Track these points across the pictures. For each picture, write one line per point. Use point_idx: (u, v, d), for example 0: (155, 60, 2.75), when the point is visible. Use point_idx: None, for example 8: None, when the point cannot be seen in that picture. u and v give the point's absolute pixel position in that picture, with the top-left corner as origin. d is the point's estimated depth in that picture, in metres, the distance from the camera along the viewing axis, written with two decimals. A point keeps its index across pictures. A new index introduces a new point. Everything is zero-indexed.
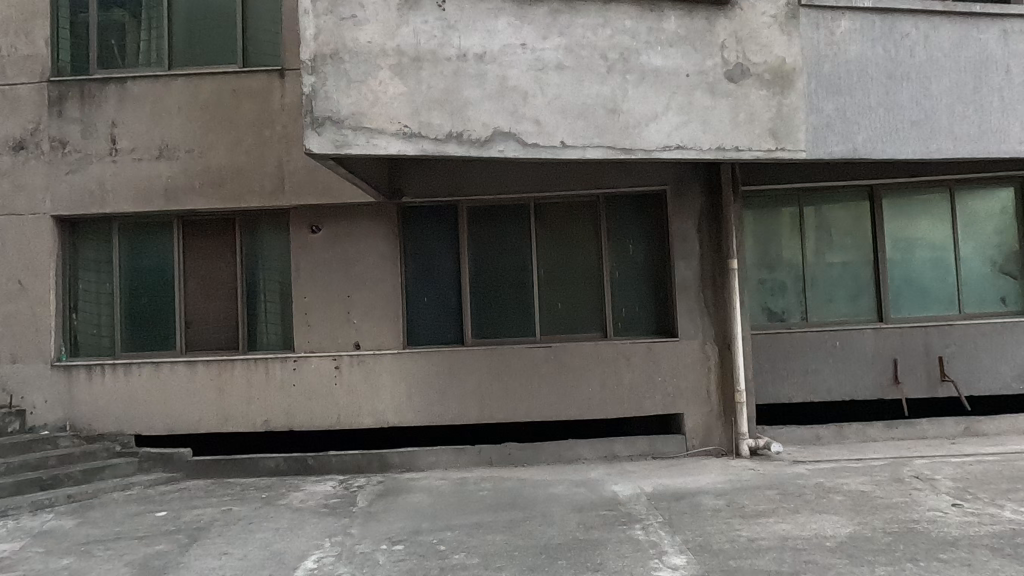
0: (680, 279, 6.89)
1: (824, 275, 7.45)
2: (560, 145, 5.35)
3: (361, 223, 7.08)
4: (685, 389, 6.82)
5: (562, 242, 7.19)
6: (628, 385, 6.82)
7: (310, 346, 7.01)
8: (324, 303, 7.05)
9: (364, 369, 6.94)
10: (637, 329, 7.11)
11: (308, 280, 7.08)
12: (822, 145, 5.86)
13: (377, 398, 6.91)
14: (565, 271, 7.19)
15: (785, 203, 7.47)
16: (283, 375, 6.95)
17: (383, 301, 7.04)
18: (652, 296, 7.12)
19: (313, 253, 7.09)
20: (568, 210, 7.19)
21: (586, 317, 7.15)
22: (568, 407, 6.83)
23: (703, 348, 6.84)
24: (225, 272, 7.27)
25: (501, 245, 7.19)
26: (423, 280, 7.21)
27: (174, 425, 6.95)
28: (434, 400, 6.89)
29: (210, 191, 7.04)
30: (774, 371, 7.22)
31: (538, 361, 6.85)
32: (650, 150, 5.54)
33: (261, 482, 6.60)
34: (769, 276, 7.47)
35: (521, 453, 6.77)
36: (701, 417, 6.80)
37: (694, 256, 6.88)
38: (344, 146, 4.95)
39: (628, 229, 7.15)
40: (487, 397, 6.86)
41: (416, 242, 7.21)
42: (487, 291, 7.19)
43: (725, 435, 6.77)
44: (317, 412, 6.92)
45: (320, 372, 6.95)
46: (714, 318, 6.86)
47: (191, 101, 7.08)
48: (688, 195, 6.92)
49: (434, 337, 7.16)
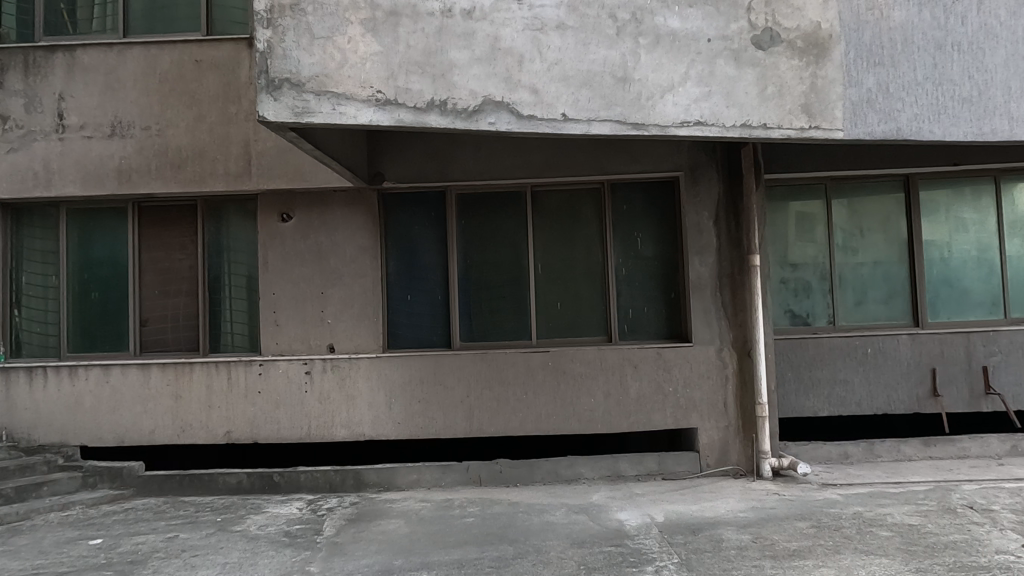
0: (695, 276, 6.11)
1: (854, 275, 6.70)
2: (561, 119, 4.59)
3: (337, 211, 6.33)
4: (699, 401, 6.05)
5: (562, 234, 6.43)
6: (635, 396, 6.06)
7: (279, 348, 6.25)
8: (296, 300, 6.30)
9: (338, 375, 6.18)
10: (646, 333, 6.34)
11: (278, 274, 6.32)
12: (861, 124, 5.10)
13: (353, 408, 6.15)
14: (566, 266, 6.42)
15: (811, 194, 6.72)
16: (247, 381, 6.19)
17: (361, 300, 6.29)
18: (663, 296, 6.35)
19: (284, 245, 6.33)
20: (570, 198, 6.43)
21: (588, 318, 6.39)
22: (567, 421, 6.07)
23: (720, 355, 6.06)
24: (186, 265, 6.52)
25: (494, 238, 6.44)
26: (406, 276, 6.45)
27: (124, 436, 6.18)
28: (417, 411, 6.12)
29: (168, 174, 6.28)
30: (798, 381, 6.47)
31: (534, 368, 6.09)
32: (665, 126, 4.79)
33: (219, 502, 5.83)
34: (792, 274, 6.72)
35: (514, 471, 6.01)
36: (717, 434, 6.03)
37: (711, 252, 6.12)
38: (306, 114, 4.19)
39: (636, 221, 6.39)
40: (476, 408, 6.09)
41: (399, 234, 6.46)
42: (478, 289, 6.43)
43: (743, 454, 6.00)
44: (285, 423, 6.16)
45: (289, 378, 6.19)
46: (732, 322, 6.09)
47: (148, 72, 6.32)
48: (704, 183, 6.16)
49: (418, 340, 6.40)
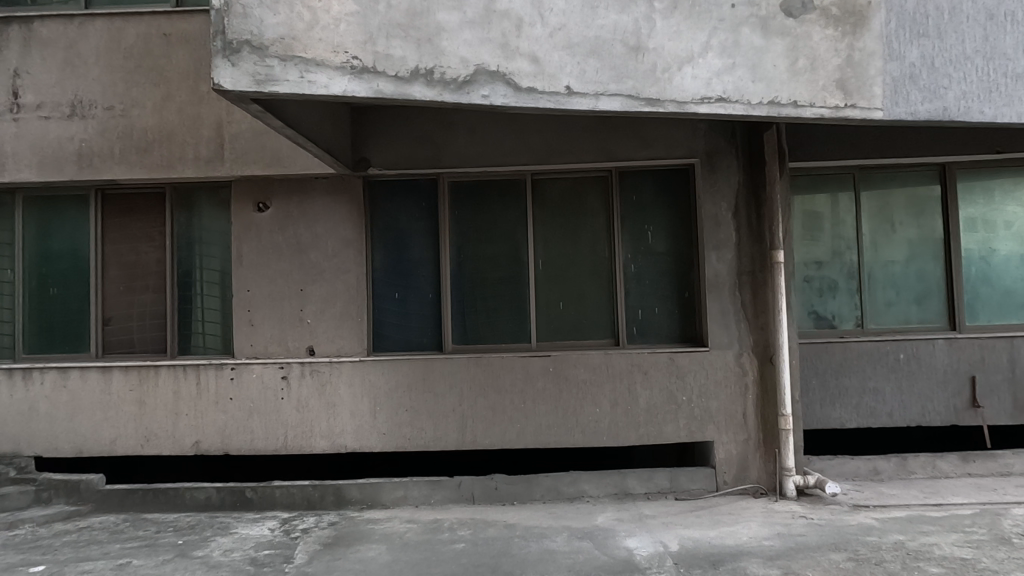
0: (712, 274, 5.54)
1: (884, 274, 6.12)
2: (565, 92, 4.02)
3: (318, 201, 5.77)
4: (716, 412, 5.48)
5: (565, 227, 5.85)
6: (645, 406, 5.49)
7: (253, 350, 5.70)
8: (272, 298, 5.74)
9: (318, 381, 5.62)
10: (657, 336, 5.77)
11: (253, 270, 5.76)
12: (903, 103, 4.52)
13: (334, 417, 5.59)
14: (569, 262, 5.85)
15: (838, 185, 6.13)
16: (218, 387, 5.63)
17: (344, 298, 5.72)
18: (676, 296, 5.78)
19: (259, 237, 5.77)
20: (574, 187, 5.86)
21: (594, 319, 5.82)
22: (570, 433, 5.50)
23: (740, 361, 5.49)
24: (153, 259, 5.96)
25: (491, 231, 5.86)
26: (394, 272, 5.89)
27: (83, 446, 5.62)
28: (404, 422, 5.55)
29: (132, 157, 5.72)
30: (823, 390, 5.89)
31: (534, 374, 5.53)
32: (683, 103, 4.21)
33: (184, 521, 5.27)
34: (817, 272, 6.14)
35: (510, 488, 5.44)
36: (735, 448, 5.46)
37: (729, 247, 5.54)
38: (269, 83, 3.62)
39: (647, 213, 5.82)
40: (469, 418, 5.53)
41: (387, 225, 5.90)
42: (472, 286, 5.86)
43: (764, 470, 5.43)
44: (259, 433, 5.60)
45: (264, 384, 5.63)
46: (753, 325, 5.51)
47: (111, 46, 5.75)
48: (722, 171, 5.58)
49: (407, 343, 5.84)
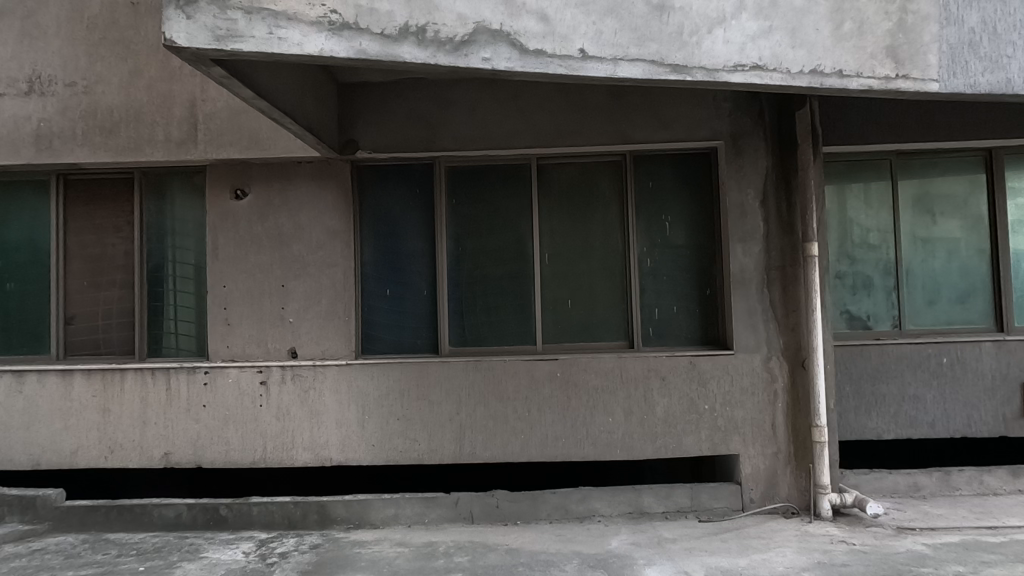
0: (737, 269, 5.00)
1: (923, 270, 5.57)
2: (578, 56, 3.48)
3: (302, 187, 5.24)
4: (741, 422, 4.94)
5: (574, 217, 5.31)
6: (662, 416, 4.95)
7: (230, 352, 5.17)
8: (251, 295, 5.21)
9: (301, 387, 5.07)
10: (675, 337, 5.23)
11: (230, 263, 5.23)
12: (961, 74, 3.96)
13: (317, 427, 5.04)
14: (579, 255, 5.30)
15: (873, 172, 5.59)
16: (189, 393, 5.09)
17: (330, 294, 5.19)
18: (696, 293, 5.24)
19: (237, 227, 5.24)
20: (583, 174, 5.32)
21: (605, 319, 5.28)
22: (580, 445, 4.96)
23: (768, 366, 4.95)
24: (120, 251, 5.42)
25: (492, 221, 5.32)
26: (385, 266, 5.34)
27: (40, 458, 5.09)
28: (395, 432, 5.01)
29: (96, 139, 5.17)
30: (857, 397, 5.34)
31: (540, 380, 4.98)
32: (713, 71, 3.67)
33: (150, 542, 4.73)
34: (850, 268, 5.58)
35: (513, 507, 4.90)
36: (763, 462, 4.92)
37: (756, 239, 5.00)
38: (231, 39, 3.08)
39: (664, 202, 5.27)
40: (468, 428, 4.99)
41: (378, 215, 5.36)
42: (471, 282, 5.32)
43: (795, 487, 4.89)
44: (235, 445, 5.06)
45: (241, 390, 5.09)
46: (782, 326, 4.97)
47: (73, 16, 5.20)
48: (748, 155, 5.04)
49: (399, 344, 5.30)
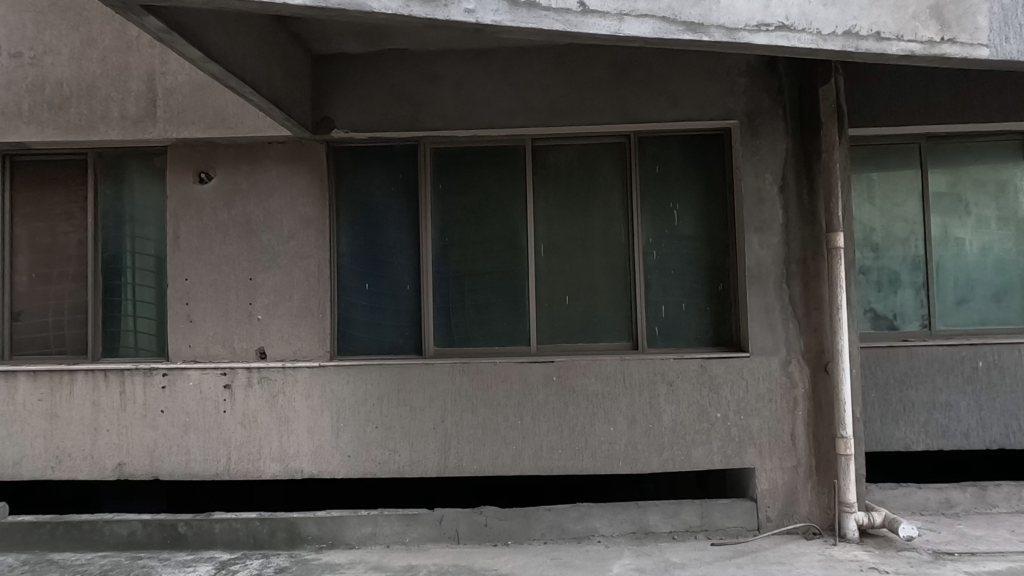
0: (753, 262, 4.51)
1: (956, 266, 5.08)
2: (577, 10, 2.99)
3: (272, 171, 4.75)
4: (757, 432, 4.45)
5: (573, 204, 4.82)
6: (669, 425, 4.46)
7: (192, 352, 4.68)
8: (215, 289, 4.72)
9: (269, 391, 4.58)
10: (683, 338, 4.74)
11: (193, 254, 4.74)
12: (1016, 38, 3.44)
13: (287, 435, 4.55)
14: (577, 247, 4.81)
15: (901, 157, 5.09)
16: (145, 397, 4.59)
17: (302, 289, 4.69)
18: (707, 289, 4.74)
19: (201, 214, 4.75)
20: (583, 157, 4.84)
21: (606, 317, 4.79)
22: (578, 456, 4.47)
23: (787, 370, 4.46)
24: (73, 240, 4.92)
25: (482, 209, 4.83)
26: (364, 258, 4.85)
27: None
28: (373, 441, 4.52)
29: (44, 116, 4.67)
30: (884, 405, 4.84)
31: (533, 385, 4.49)
32: (733, 30, 3.17)
33: (98, 564, 4.24)
34: (875, 263, 5.09)
35: (503, 525, 4.41)
36: (781, 476, 4.44)
37: (775, 229, 4.51)
38: None
39: (672, 189, 4.78)
40: (453, 438, 4.50)
41: (356, 202, 4.86)
42: (459, 276, 4.82)
43: (816, 504, 4.40)
44: (196, 454, 4.57)
45: (202, 395, 4.59)
46: (803, 325, 4.47)
47: None
48: (766, 136, 4.55)
49: (379, 344, 4.82)
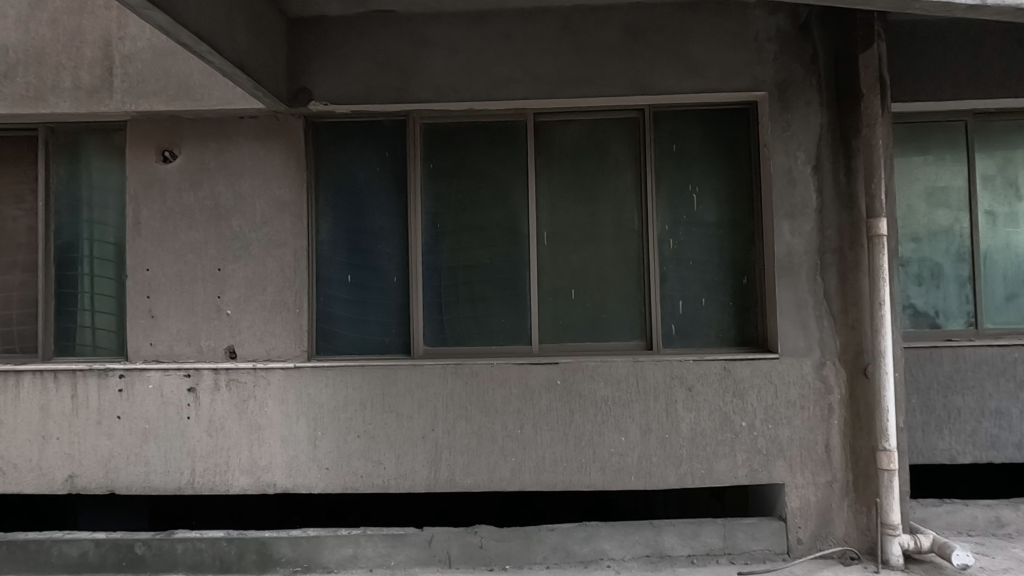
0: (783, 251, 4.00)
1: (1005, 257, 4.57)
2: None
3: (244, 148, 4.24)
4: (787, 443, 3.95)
5: (581, 187, 4.31)
6: (688, 435, 3.96)
7: (154, 351, 4.18)
8: (180, 280, 4.22)
9: (238, 395, 4.09)
10: (703, 337, 4.24)
11: (155, 241, 4.23)
12: None
13: (258, 445, 4.06)
14: (585, 234, 4.30)
15: (945, 136, 4.57)
16: (100, 402, 4.10)
17: (277, 281, 4.19)
18: (730, 282, 4.24)
19: (164, 197, 4.25)
20: (591, 134, 4.33)
21: (617, 312, 4.29)
22: (585, 470, 3.98)
23: (821, 374, 3.95)
24: (23, 225, 4.42)
25: (478, 192, 4.32)
26: (347, 247, 4.34)
27: None
28: (355, 452, 4.03)
29: None
30: (926, 412, 4.33)
31: (535, 390, 3.99)
32: None
33: None
34: (916, 253, 4.57)
35: (501, 548, 3.92)
36: (814, 494, 3.94)
37: (808, 214, 4.00)
38: None
39: (691, 170, 4.28)
40: (445, 448, 4.01)
41: (338, 184, 4.36)
42: (452, 268, 4.31)
43: (854, 525, 3.89)
44: (157, 466, 4.08)
45: (164, 399, 4.10)
46: (840, 323, 3.96)
47: None
48: (798, 110, 4.03)
49: (364, 343, 4.32)
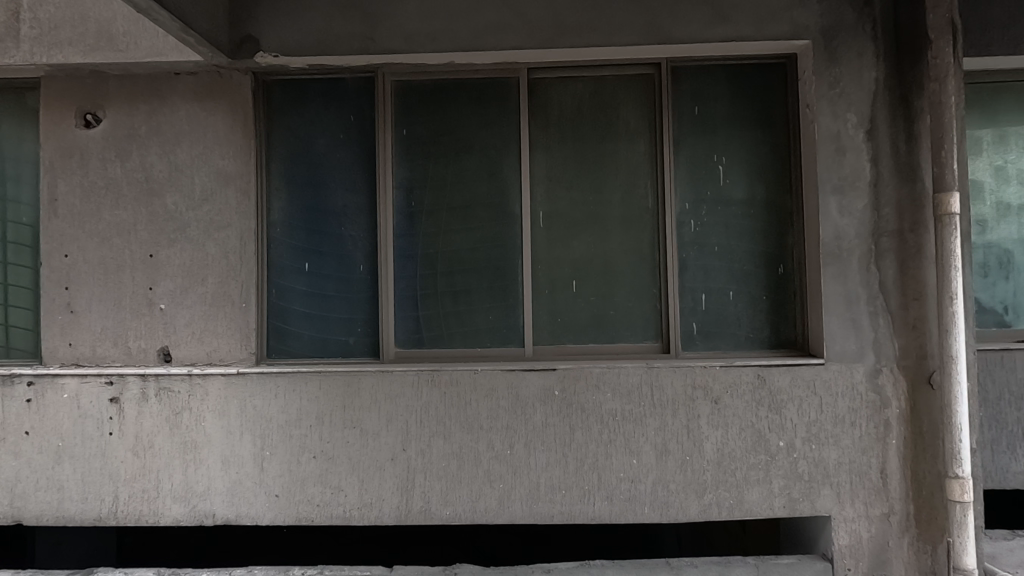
0: (829, 234, 3.29)
1: None
2: None
3: (180, 110, 3.53)
4: (834, 468, 3.25)
5: (584, 158, 3.60)
6: (713, 457, 3.26)
7: (73, 354, 3.49)
8: (103, 269, 3.51)
9: (170, 407, 3.39)
10: (730, 339, 3.54)
11: (74, 222, 3.53)
12: None
13: (194, 467, 3.37)
14: (589, 214, 3.60)
15: (1018, 100, 3.85)
16: (5, 415, 3.42)
17: (219, 270, 3.49)
18: (763, 272, 3.53)
19: (84, 169, 3.54)
20: (597, 94, 3.62)
21: (627, 308, 3.59)
22: (588, 500, 3.28)
23: (876, 384, 3.25)
24: None
25: (462, 163, 3.61)
26: (304, 230, 3.63)
27: None
28: (311, 476, 3.34)
29: None
30: (996, 428, 3.64)
31: (528, 402, 3.29)
32: None
33: None
34: (982, 239, 3.86)
35: None
36: (866, 529, 3.24)
37: (860, 189, 3.28)
38: None
39: (716, 137, 3.56)
40: (419, 472, 3.31)
41: (295, 155, 3.65)
42: (430, 254, 3.60)
43: (915, 568, 3.19)
44: (73, 492, 3.40)
45: (82, 412, 3.41)
46: (899, 322, 3.25)
47: None
48: (848, 63, 3.31)
49: (325, 344, 3.62)
